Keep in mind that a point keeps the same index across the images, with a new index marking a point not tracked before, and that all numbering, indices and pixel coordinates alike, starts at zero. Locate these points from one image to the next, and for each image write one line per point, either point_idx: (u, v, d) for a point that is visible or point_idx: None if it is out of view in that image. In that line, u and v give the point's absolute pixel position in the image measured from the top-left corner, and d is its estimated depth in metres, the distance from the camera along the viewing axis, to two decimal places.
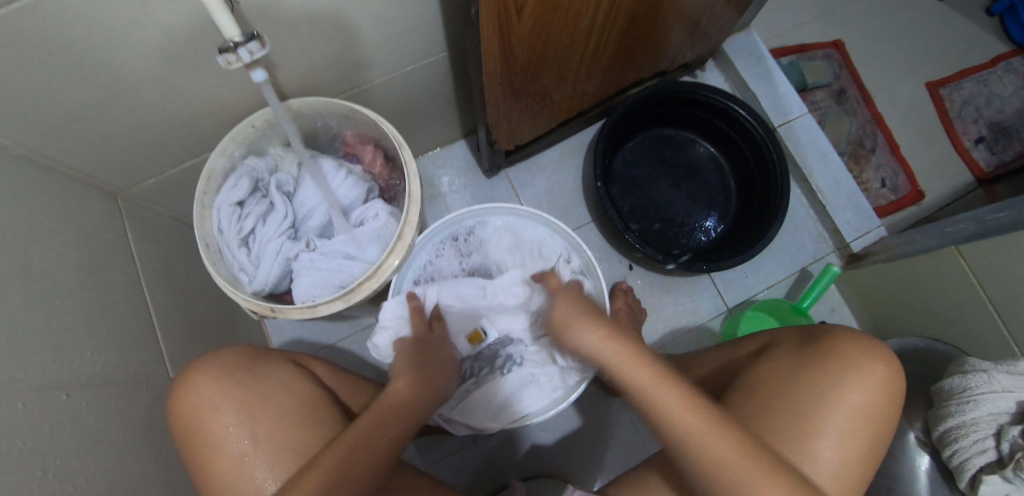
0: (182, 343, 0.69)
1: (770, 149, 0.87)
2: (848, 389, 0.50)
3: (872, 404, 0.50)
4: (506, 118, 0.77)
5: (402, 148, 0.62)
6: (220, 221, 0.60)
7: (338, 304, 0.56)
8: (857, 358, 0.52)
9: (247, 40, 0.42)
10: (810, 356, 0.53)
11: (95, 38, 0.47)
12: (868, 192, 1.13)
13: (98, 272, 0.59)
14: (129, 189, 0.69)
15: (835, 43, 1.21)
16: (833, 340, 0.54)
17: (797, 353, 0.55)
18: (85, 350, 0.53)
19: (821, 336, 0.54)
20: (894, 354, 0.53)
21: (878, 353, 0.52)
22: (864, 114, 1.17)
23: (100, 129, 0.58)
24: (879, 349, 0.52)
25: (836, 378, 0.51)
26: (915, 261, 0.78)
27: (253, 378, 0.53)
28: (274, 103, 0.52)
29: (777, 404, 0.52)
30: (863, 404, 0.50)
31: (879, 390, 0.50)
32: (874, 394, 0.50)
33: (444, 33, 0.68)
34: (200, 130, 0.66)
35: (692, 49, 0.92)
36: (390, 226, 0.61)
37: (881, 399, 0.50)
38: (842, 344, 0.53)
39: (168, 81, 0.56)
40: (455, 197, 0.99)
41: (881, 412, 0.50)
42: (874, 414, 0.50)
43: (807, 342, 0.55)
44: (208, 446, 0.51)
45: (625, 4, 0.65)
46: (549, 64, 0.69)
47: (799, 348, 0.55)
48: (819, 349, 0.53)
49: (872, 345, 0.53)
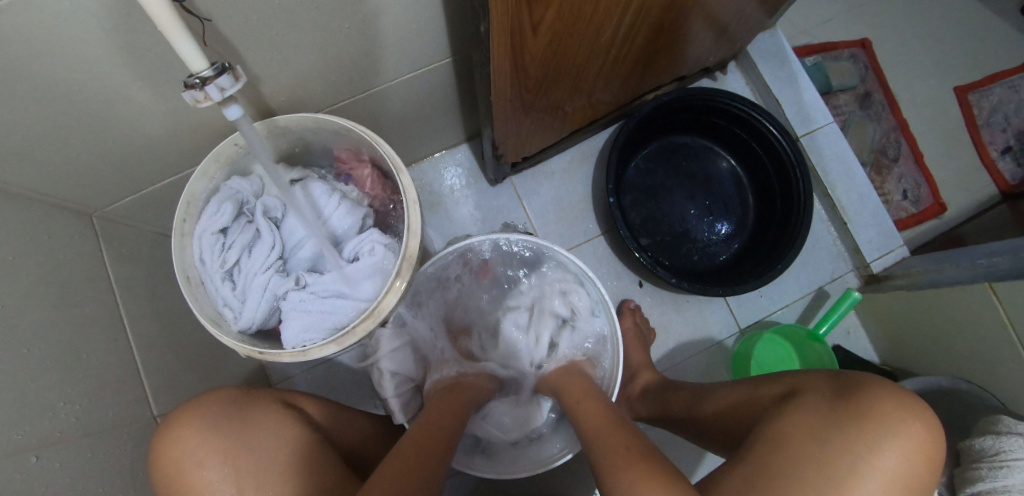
0: (166, 373, 0.65)
1: (794, 166, 0.82)
2: (884, 452, 0.46)
3: (906, 469, 0.47)
4: (515, 131, 0.71)
5: (402, 174, 0.56)
6: (202, 250, 0.55)
7: (332, 348, 0.52)
8: (894, 413, 0.48)
9: (217, 74, 0.36)
10: (842, 413, 0.49)
11: (49, 59, 0.41)
12: (888, 205, 1.08)
13: (70, 307, 0.54)
14: (104, 208, 0.63)
15: (862, 41, 1.14)
16: (867, 396, 0.50)
17: (826, 407, 0.51)
18: (56, 401, 0.48)
19: (853, 391, 0.51)
20: (933, 412, 0.50)
21: (913, 410, 0.49)
22: (889, 120, 1.11)
23: (66, 151, 0.52)
24: (915, 407, 0.49)
25: (873, 441, 0.47)
26: (942, 292, 0.74)
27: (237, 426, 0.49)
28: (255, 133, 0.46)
29: (810, 466, 0.46)
30: (897, 470, 0.46)
31: (914, 454, 0.47)
32: (908, 460, 0.47)
33: (449, 40, 0.62)
34: (180, 147, 0.60)
35: (716, 53, 0.85)
36: (389, 259, 0.56)
37: (918, 461, 0.47)
38: (877, 396, 0.49)
39: (140, 100, 0.50)
40: (457, 206, 0.93)
41: (914, 479, 0.47)
42: (908, 477, 0.47)
43: (838, 395, 0.51)
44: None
45: (651, 14, 0.59)
46: (564, 78, 0.63)
47: (828, 402, 0.51)
48: (850, 407, 0.50)
49: (907, 401, 0.50)
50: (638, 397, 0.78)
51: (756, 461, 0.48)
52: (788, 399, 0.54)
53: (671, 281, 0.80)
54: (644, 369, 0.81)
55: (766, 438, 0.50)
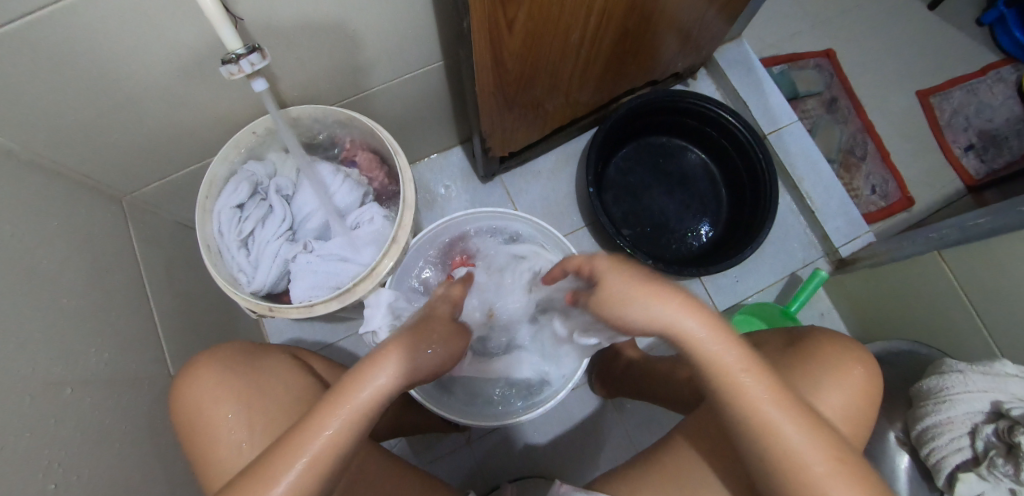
0: (182, 343, 0.71)
1: (759, 157, 0.89)
2: (827, 391, 0.53)
3: (848, 407, 0.53)
4: (500, 126, 0.79)
5: (398, 155, 0.64)
6: (221, 224, 0.62)
7: (334, 304, 0.58)
8: (839, 358, 0.54)
9: (249, 52, 0.44)
10: (792, 359, 0.56)
11: (105, 50, 0.49)
12: (858, 199, 1.15)
13: (102, 273, 0.61)
14: (132, 193, 0.71)
15: (826, 52, 1.24)
16: (814, 344, 0.56)
17: (778, 356, 0.57)
18: (89, 348, 0.55)
19: (801, 340, 0.57)
20: (872, 356, 0.56)
21: (855, 354, 0.55)
22: (855, 123, 1.19)
23: (107, 136, 0.60)
24: (858, 351, 0.55)
25: (816, 382, 0.53)
26: (900, 266, 0.80)
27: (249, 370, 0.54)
28: (275, 112, 0.54)
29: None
30: (840, 406, 0.53)
31: (855, 393, 0.53)
32: (849, 400, 0.53)
33: (440, 44, 0.71)
34: (202, 137, 0.68)
35: (684, 59, 0.94)
36: (385, 230, 0.63)
37: (860, 398, 0.54)
38: (822, 344, 0.56)
39: (173, 91, 0.58)
40: (451, 202, 1.01)
41: (856, 414, 0.53)
42: (853, 414, 0.53)
43: (790, 344, 0.58)
44: (209, 440, 0.52)
45: (614, 18, 0.67)
46: (541, 75, 0.72)
47: (782, 351, 0.58)
48: (798, 353, 0.56)
49: (848, 345, 0.56)
50: (620, 373, 0.83)
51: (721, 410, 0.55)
52: None
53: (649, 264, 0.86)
54: None
55: None
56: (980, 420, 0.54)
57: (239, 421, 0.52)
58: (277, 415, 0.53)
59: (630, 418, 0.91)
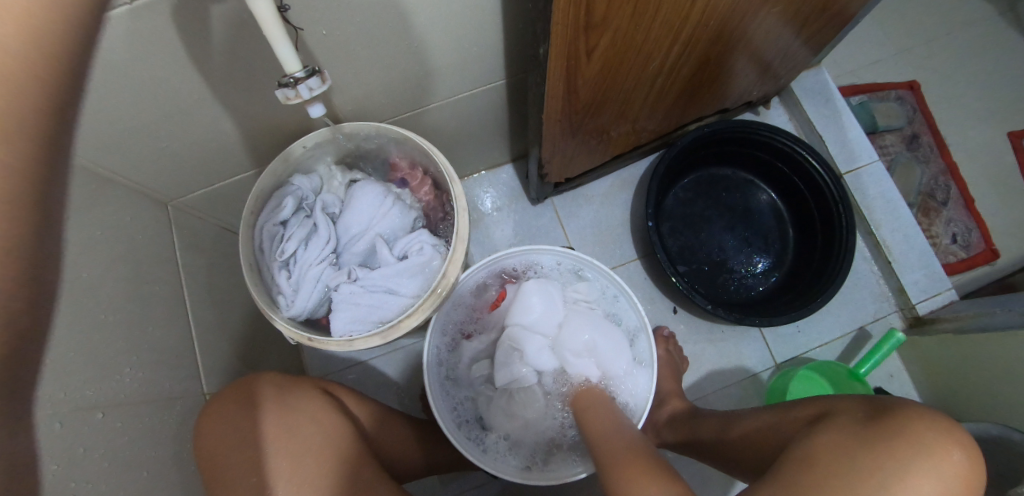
0: (217, 357, 0.68)
1: (836, 201, 0.82)
2: (919, 476, 0.45)
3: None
4: (560, 152, 0.74)
5: (454, 181, 0.60)
6: (262, 241, 0.59)
7: (375, 341, 0.54)
8: (932, 439, 0.47)
9: (308, 75, 0.41)
10: (875, 433, 0.49)
11: (159, 60, 0.46)
12: (936, 248, 1.06)
13: (143, 284, 0.59)
14: (179, 198, 0.69)
15: (910, 84, 1.14)
16: (902, 418, 0.49)
17: (857, 428, 0.50)
18: (124, 367, 0.53)
19: (884, 414, 0.50)
20: (974, 440, 0.48)
21: (951, 434, 0.48)
22: (938, 164, 1.10)
23: (156, 143, 0.58)
24: (955, 432, 0.48)
25: (905, 460, 0.46)
26: (995, 336, 0.72)
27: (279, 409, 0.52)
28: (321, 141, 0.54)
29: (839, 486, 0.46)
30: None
31: (953, 481, 0.46)
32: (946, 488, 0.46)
33: (505, 64, 0.66)
34: (254, 148, 0.66)
35: (760, 87, 0.88)
36: (434, 262, 0.59)
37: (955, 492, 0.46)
38: (911, 423, 0.48)
39: (226, 101, 0.55)
40: (497, 221, 0.96)
41: None
42: None
43: (871, 417, 0.51)
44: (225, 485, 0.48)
45: (699, 46, 0.61)
46: (611, 103, 0.66)
47: (861, 423, 0.51)
48: (883, 427, 0.49)
49: (945, 425, 0.48)
50: (664, 423, 0.77)
51: (790, 480, 0.48)
52: (822, 421, 0.54)
53: (707, 308, 0.80)
54: (674, 396, 0.80)
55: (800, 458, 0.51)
56: None
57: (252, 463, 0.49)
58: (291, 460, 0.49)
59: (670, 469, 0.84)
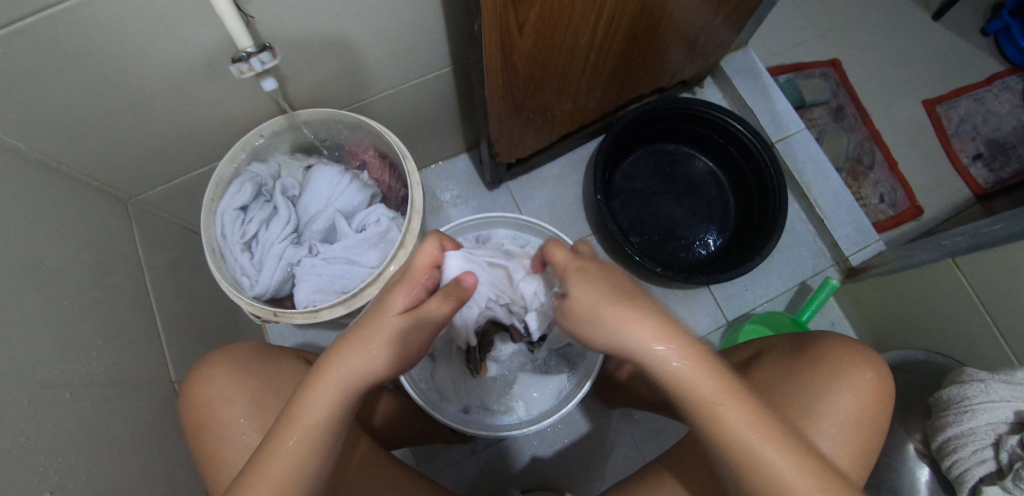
0: (185, 348, 0.70)
1: (767, 165, 0.89)
2: (837, 397, 0.52)
3: (859, 412, 0.52)
4: (508, 131, 0.79)
5: (406, 158, 0.63)
6: (224, 225, 0.61)
7: (340, 310, 0.57)
8: (847, 363, 0.53)
9: (259, 51, 0.44)
10: (798, 364, 0.55)
11: (111, 51, 0.49)
12: (867, 208, 1.14)
13: (106, 276, 0.61)
14: (139, 195, 0.70)
15: (832, 61, 1.24)
16: (823, 346, 0.55)
17: (786, 361, 0.56)
18: (91, 351, 0.54)
19: (809, 344, 0.56)
20: (884, 360, 0.55)
21: (866, 358, 0.54)
22: (862, 132, 1.19)
23: (112, 137, 0.60)
24: (866, 353, 0.54)
25: (826, 385, 0.52)
26: (914, 273, 0.79)
27: (263, 371, 0.54)
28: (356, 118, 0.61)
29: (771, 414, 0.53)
30: (851, 412, 0.52)
31: (868, 397, 0.52)
32: (862, 403, 0.52)
33: (449, 49, 0.70)
34: (211, 141, 0.68)
35: (692, 66, 0.95)
36: (393, 232, 0.62)
37: (870, 407, 0.52)
38: (828, 351, 0.54)
39: (181, 93, 0.58)
40: (457, 208, 1.00)
41: (867, 417, 0.52)
42: (860, 424, 0.52)
43: (795, 351, 0.57)
44: (215, 441, 0.51)
45: (624, 22, 0.67)
46: (550, 79, 0.71)
47: (787, 356, 0.57)
48: (806, 358, 0.55)
49: (859, 349, 0.55)
50: (624, 381, 0.81)
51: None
52: (757, 359, 0.59)
53: (658, 271, 0.85)
54: None
55: (736, 394, 0.56)
56: (1005, 430, 0.51)
57: (254, 425, 0.51)
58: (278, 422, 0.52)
59: (637, 428, 0.88)
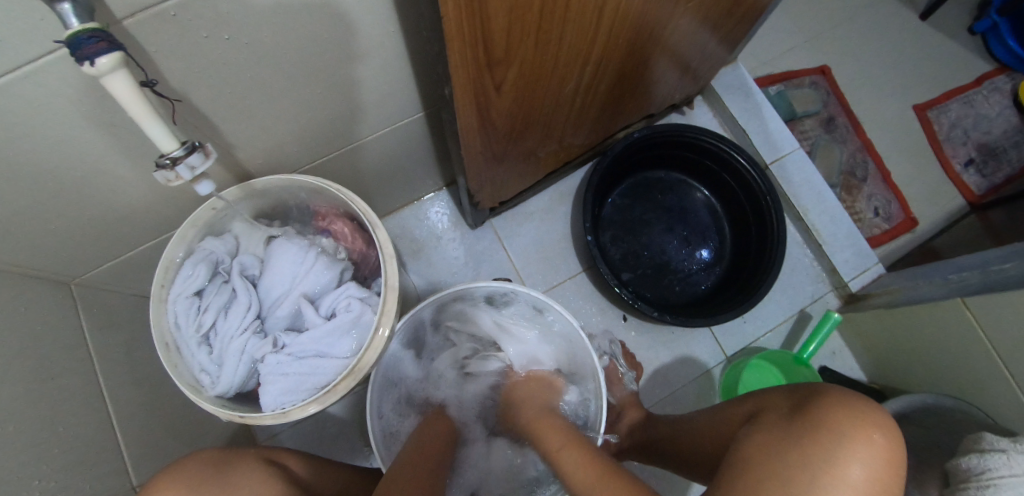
0: (147, 442, 0.64)
1: (764, 195, 0.84)
2: (847, 464, 0.47)
3: (871, 480, 0.47)
4: (490, 180, 0.73)
5: (378, 228, 0.57)
6: (177, 316, 0.55)
7: (312, 408, 0.51)
8: (852, 424, 0.49)
9: (188, 152, 0.37)
10: (798, 428, 0.51)
11: (20, 146, 0.42)
12: (861, 223, 1.11)
13: (48, 380, 0.54)
14: (83, 276, 0.63)
15: (821, 69, 1.20)
16: (823, 405, 0.51)
17: (786, 425, 0.52)
18: (32, 479, 0.48)
19: (808, 403, 0.52)
20: (893, 418, 0.51)
21: (871, 416, 0.50)
22: (854, 142, 1.16)
23: (41, 228, 0.52)
24: (873, 412, 0.50)
25: (831, 449, 0.48)
26: (918, 308, 0.76)
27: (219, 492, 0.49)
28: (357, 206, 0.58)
29: (772, 488, 0.48)
30: (862, 480, 0.47)
31: (877, 461, 0.48)
32: (872, 468, 0.48)
33: (419, 97, 0.64)
34: (160, 214, 0.61)
35: (682, 90, 0.89)
36: (369, 313, 0.56)
37: (881, 473, 0.48)
38: (830, 410, 0.51)
39: (115, 172, 0.50)
40: (438, 250, 0.94)
41: (880, 483, 0.47)
42: (872, 492, 0.47)
43: (795, 411, 0.53)
44: None
45: (611, 63, 0.62)
46: (534, 127, 0.66)
47: (787, 418, 0.53)
48: (807, 421, 0.51)
49: (865, 406, 0.51)
50: (624, 436, 0.76)
51: (729, 487, 0.50)
52: (756, 419, 0.56)
53: (654, 314, 0.81)
54: (631, 406, 0.80)
55: (738, 462, 0.52)
56: None
57: None
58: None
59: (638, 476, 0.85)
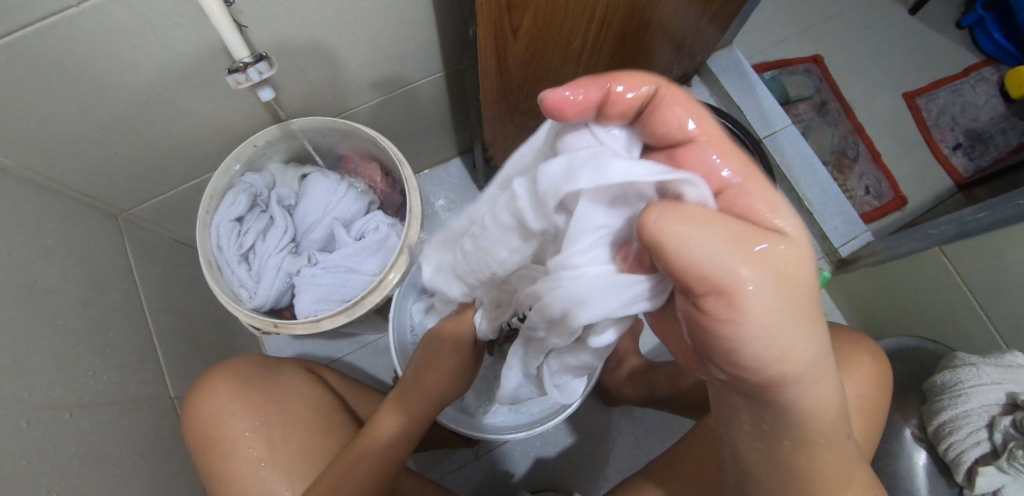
0: (182, 364, 0.69)
1: (757, 162, 0.90)
2: (840, 386, 0.50)
3: (861, 399, 0.50)
4: (502, 136, 0.80)
5: (402, 165, 0.63)
6: (220, 238, 0.61)
7: (341, 318, 0.57)
8: (844, 350, 0.52)
9: (256, 60, 0.44)
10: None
11: (99, 65, 0.48)
12: (853, 200, 1.17)
13: (101, 293, 0.60)
14: (130, 210, 0.69)
15: (813, 57, 1.27)
16: None
17: None
18: (88, 370, 0.53)
19: None
20: (882, 348, 0.54)
21: (861, 345, 0.53)
22: (846, 125, 1.22)
23: (102, 153, 0.59)
24: (864, 342, 0.53)
25: None
26: (901, 262, 0.81)
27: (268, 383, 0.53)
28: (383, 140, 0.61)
29: None
30: (852, 398, 0.50)
31: (868, 384, 0.51)
32: (863, 390, 0.51)
33: (441, 54, 0.70)
34: (205, 152, 0.67)
35: (680, 66, 0.96)
36: (392, 239, 0.62)
37: (872, 395, 0.51)
38: (826, 341, 0.53)
39: (171, 103, 0.57)
40: (450, 213, 1.00)
41: (871, 405, 0.51)
42: (863, 413, 0.50)
43: None
44: (222, 457, 0.50)
45: (614, 25, 0.68)
46: (543, 83, 0.72)
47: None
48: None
49: (858, 340, 0.54)
50: (624, 379, 0.80)
51: None
52: None
53: None
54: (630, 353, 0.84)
55: None
56: (997, 412, 0.52)
57: (262, 439, 0.50)
58: (301, 438, 0.52)
59: (639, 425, 0.89)
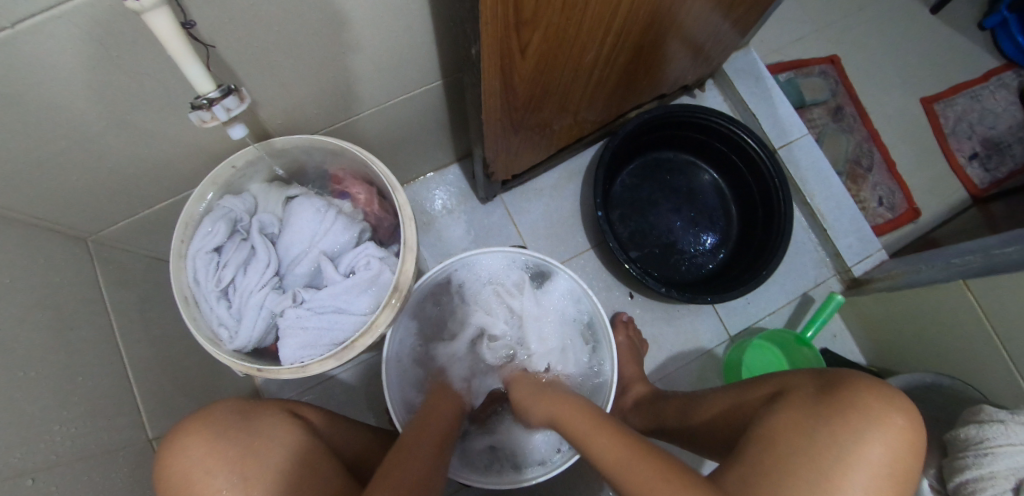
0: (162, 398, 0.65)
1: (773, 178, 0.85)
2: (868, 446, 0.45)
3: (891, 462, 0.45)
4: (505, 150, 0.74)
5: (397, 191, 0.57)
6: (197, 271, 0.55)
7: (330, 364, 0.52)
8: (872, 406, 0.47)
9: (224, 95, 0.38)
10: (828, 410, 0.48)
11: (48, 90, 0.42)
12: (865, 212, 1.13)
13: (67, 330, 0.55)
14: (100, 232, 0.64)
15: (830, 58, 1.21)
16: (849, 388, 0.49)
17: (810, 406, 0.49)
18: (54, 423, 0.49)
19: (835, 386, 0.49)
20: (914, 404, 0.48)
21: (894, 401, 0.48)
22: (861, 132, 1.17)
23: (63, 179, 0.53)
24: (897, 398, 0.48)
25: (855, 431, 0.46)
26: (919, 291, 0.77)
27: (246, 434, 0.50)
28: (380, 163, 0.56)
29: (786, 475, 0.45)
30: (885, 461, 0.45)
31: (899, 446, 0.46)
32: (892, 452, 0.45)
33: (439, 64, 0.64)
34: (180, 171, 0.61)
35: (694, 71, 0.90)
36: (386, 273, 0.57)
37: (901, 457, 0.45)
38: (854, 394, 0.48)
39: (138, 125, 0.51)
40: (448, 223, 0.95)
41: (900, 469, 0.45)
42: (891, 478, 0.45)
43: (821, 393, 0.50)
44: None
45: (631, 36, 0.62)
46: (552, 97, 0.66)
47: (814, 399, 0.50)
48: (835, 401, 0.48)
49: (888, 393, 0.49)
50: (630, 409, 0.77)
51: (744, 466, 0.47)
52: (776, 400, 0.53)
53: (661, 291, 0.82)
54: (636, 380, 0.80)
55: (756, 438, 0.49)
56: None
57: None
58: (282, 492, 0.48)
59: None
